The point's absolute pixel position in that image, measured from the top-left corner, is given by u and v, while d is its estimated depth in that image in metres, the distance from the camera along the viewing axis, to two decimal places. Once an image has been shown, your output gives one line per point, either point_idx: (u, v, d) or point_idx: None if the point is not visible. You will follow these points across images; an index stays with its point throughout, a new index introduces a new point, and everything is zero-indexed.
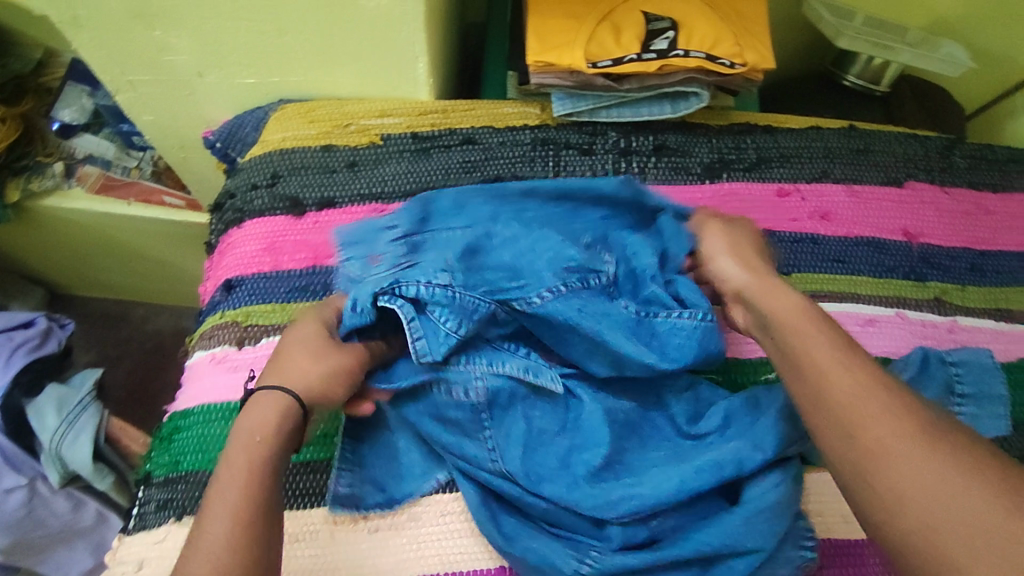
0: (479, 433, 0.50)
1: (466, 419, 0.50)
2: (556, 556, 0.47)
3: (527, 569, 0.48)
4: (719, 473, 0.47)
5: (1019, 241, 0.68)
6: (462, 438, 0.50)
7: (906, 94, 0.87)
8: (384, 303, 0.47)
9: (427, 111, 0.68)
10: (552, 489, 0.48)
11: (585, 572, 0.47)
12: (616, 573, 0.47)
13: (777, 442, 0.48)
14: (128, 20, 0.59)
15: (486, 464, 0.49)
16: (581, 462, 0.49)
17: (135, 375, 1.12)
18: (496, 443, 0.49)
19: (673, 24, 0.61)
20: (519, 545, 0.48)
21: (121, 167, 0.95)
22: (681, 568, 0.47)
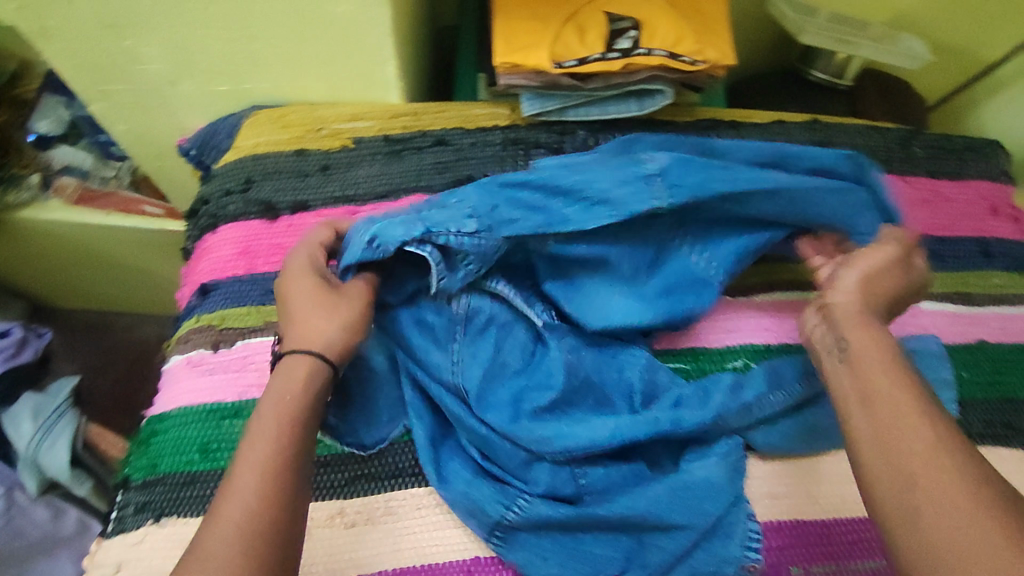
0: (448, 347, 0.55)
1: (443, 330, 0.55)
2: (486, 502, 0.51)
3: (456, 507, 0.52)
4: (653, 427, 0.53)
5: (975, 227, 0.71)
6: (434, 346, 0.55)
7: (869, 87, 0.90)
8: (412, 250, 0.50)
9: (398, 114, 0.69)
10: (497, 414, 0.53)
11: (511, 518, 0.50)
12: (540, 522, 0.51)
13: (714, 412, 0.54)
14: (98, 30, 0.59)
15: (446, 379, 0.54)
16: (530, 400, 0.54)
17: (120, 384, 1.12)
18: (461, 360, 0.54)
19: (636, 24, 0.63)
20: (455, 488, 0.52)
21: (98, 178, 0.94)
22: (605, 528, 0.51)
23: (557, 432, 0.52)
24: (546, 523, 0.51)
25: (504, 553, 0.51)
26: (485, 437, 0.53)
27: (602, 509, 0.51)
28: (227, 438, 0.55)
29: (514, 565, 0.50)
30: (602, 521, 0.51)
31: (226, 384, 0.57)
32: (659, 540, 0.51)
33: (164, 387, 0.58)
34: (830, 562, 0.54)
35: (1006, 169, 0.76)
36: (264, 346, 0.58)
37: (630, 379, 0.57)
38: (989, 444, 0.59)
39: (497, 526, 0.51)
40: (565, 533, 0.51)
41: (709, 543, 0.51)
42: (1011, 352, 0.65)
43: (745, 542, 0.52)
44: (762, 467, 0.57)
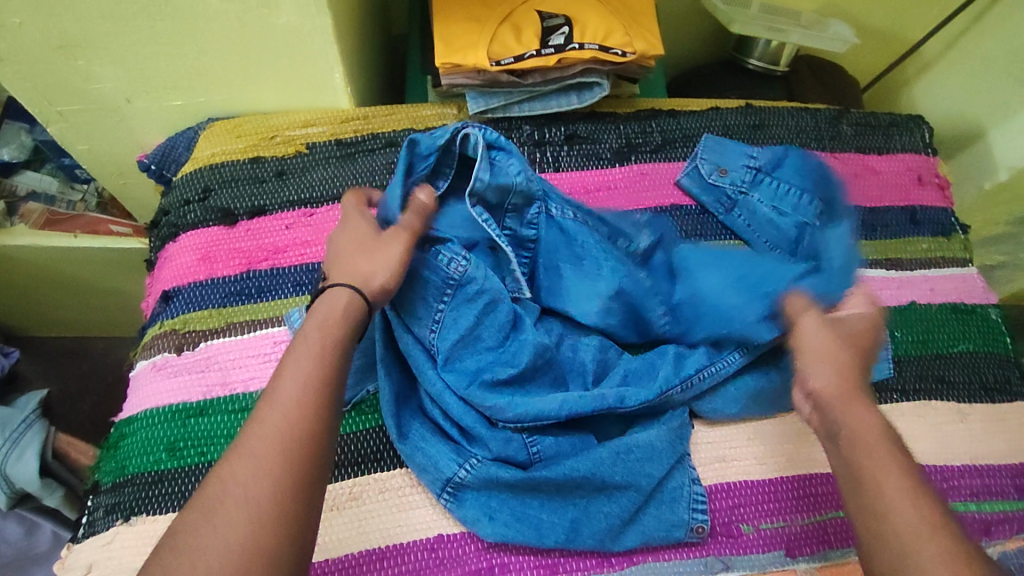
0: (432, 308, 0.56)
1: (433, 291, 0.56)
2: (440, 459, 0.54)
3: (412, 465, 0.55)
4: (602, 402, 0.56)
5: (903, 197, 0.76)
6: (425, 303, 0.56)
7: (804, 71, 0.95)
8: (469, 131, 0.59)
9: (350, 119, 0.72)
10: (461, 375, 0.56)
11: (462, 475, 0.53)
12: (488, 481, 0.53)
13: (661, 387, 0.58)
14: (50, 52, 0.61)
15: (425, 336, 0.57)
16: (492, 372, 0.56)
17: (99, 408, 1.12)
18: (443, 323, 0.56)
19: (567, 20, 0.66)
20: (411, 444, 0.55)
21: (65, 202, 0.96)
22: (550, 489, 0.54)
23: (519, 403, 0.55)
24: (493, 482, 0.53)
25: (453, 508, 0.53)
26: (445, 398, 0.55)
27: (549, 474, 0.53)
28: (194, 436, 0.56)
29: (460, 520, 0.53)
30: (550, 483, 0.53)
31: (191, 385, 0.58)
32: (604, 504, 0.54)
33: (131, 393, 0.60)
34: (778, 518, 0.57)
35: (930, 142, 0.81)
36: (226, 346, 0.60)
37: (584, 360, 0.59)
38: (923, 398, 0.63)
39: (448, 483, 0.54)
40: (513, 496, 0.54)
41: (655, 507, 0.55)
42: (940, 312, 0.69)
43: (691, 505, 0.55)
44: (709, 432, 0.60)
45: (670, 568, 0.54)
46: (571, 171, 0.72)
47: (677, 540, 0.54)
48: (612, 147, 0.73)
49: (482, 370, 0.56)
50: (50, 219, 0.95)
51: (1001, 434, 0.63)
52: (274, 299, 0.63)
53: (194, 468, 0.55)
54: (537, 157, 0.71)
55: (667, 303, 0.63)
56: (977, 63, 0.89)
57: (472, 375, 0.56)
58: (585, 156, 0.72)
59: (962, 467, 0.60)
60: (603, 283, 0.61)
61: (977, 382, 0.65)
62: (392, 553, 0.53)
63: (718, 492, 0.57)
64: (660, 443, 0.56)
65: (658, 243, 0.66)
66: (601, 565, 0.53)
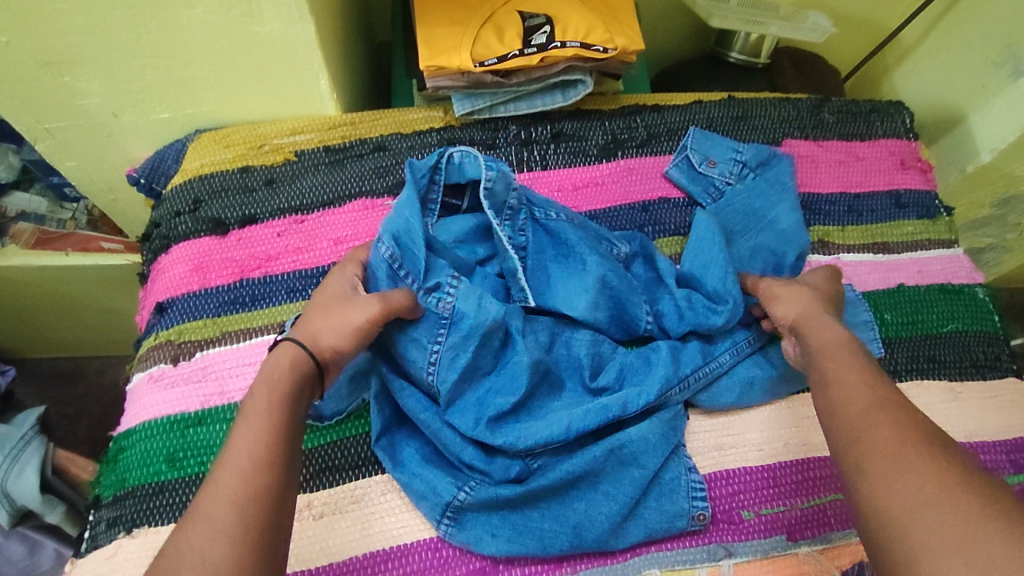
0: (429, 348, 0.55)
1: (426, 332, 0.56)
2: (438, 485, 0.54)
3: (412, 494, 0.54)
4: (605, 413, 0.56)
5: (886, 181, 0.77)
6: (419, 340, 0.55)
7: (786, 62, 0.96)
8: (457, 149, 0.62)
9: (336, 125, 0.73)
10: (465, 417, 0.55)
11: (462, 498, 0.53)
12: (489, 502, 0.53)
13: (659, 388, 0.58)
14: (35, 68, 0.61)
15: (421, 378, 0.56)
16: (494, 404, 0.56)
17: (97, 428, 1.11)
18: (438, 364, 0.55)
19: (548, 19, 0.67)
20: (408, 470, 0.55)
21: (56, 220, 0.96)
22: (549, 496, 0.54)
23: (522, 435, 0.55)
24: (496, 503, 0.53)
25: (454, 533, 0.53)
26: (445, 437, 0.55)
27: (547, 482, 0.53)
28: (193, 446, 0.57)
29: (462, 543, 0.53)
30: (546, 490, 0.54)
31: (188, 395, 0.59)
32: (602, 502, 0.54)
33: (128, 406, 0.60)
34: (778, 502, 0.57)
35: (911, 127, 0.82)
36: (222, 356, 0.60)
37: (578, 355, 0.61)
38: (914, 377, 0.64)
39: (447, 507, 0.53)
40: (511, 510, 0.54)
41: (655, 499, 0.55)
42: (929, 292, 0.69)
43: (690, 494, 0.56)
44: (706, 421, 0.60)
45: (673, 557, 0.54)
46: (559, 169, 0.72)
47: (680, 529, 0.55)
48: (598, 143, 0.74)
49: (484, 407, 0.56)
50: (42, 238, 0.94)
51: (994, 410, 0.64)
52: (268, 307, 0.63)
53: (194, 477, 0.55)
54: (525, 156, 0.72)
55: (651, 305, 0.64)
56: (955, 47, 0.90)
57: (471, 409, 0.56)
58: (571, 153, 0.73)
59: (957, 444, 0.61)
60: (588, 276, 0.62)
61: (967, 360, 0.66)
62: (397, 553, 0.53)
63: (716, 480, 0.58)
64: (654, 435, 0.56)
65: (639, 254, 0.68)
66: (603, 560, 0.54)
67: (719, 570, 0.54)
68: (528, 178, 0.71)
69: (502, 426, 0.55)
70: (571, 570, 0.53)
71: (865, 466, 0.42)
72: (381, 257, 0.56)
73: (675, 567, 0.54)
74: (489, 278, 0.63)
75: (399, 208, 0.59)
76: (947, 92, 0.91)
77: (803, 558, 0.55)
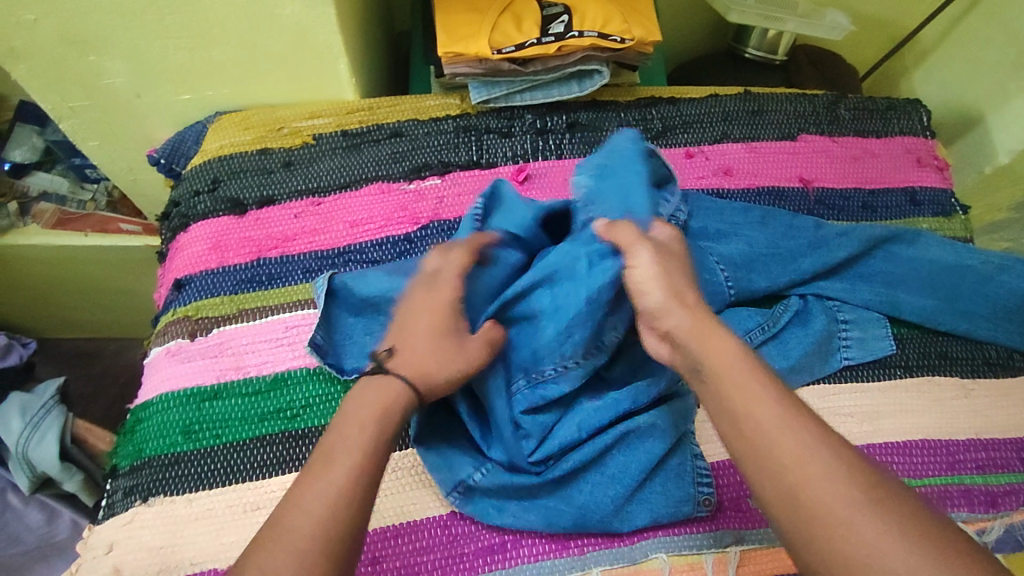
0: (561, 356, 0.56)
1: (572, 349, 0.56)
2: (458, 463, 0.55)
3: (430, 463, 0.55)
4: (616, 407, 0.56)
5: (902, 178, 0.77)
6: (550, 352, 0.56)
7: (803, 59, 0.96)
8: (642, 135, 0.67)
9: (354, 109, 0.74)
10: (536, 424, 0.55)
11: (477, 478, 0.54)
12: (497, 488, 0.54)
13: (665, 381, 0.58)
14: (62, 47, 0.63)
15: (541, 373, 0.56)
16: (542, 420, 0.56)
17: (112, 410, 1.13)
18: (555, 372, 0.56)
19: (566, 9, 0.68)
20: (432, 446, 0.56)
21: (76, 201, 0.98)
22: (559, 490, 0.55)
23: (552, 449, 0.54)
24: (506, 488, 0.54)
25: (462, 505, 0.54)
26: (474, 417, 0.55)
27: (560, 472, 0.54)
28: (209, 419, 0.58)
29: (470, 514, 0.54)
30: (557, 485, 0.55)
31: (205, 369, 0.60)
32: (608, 484, 0.54)
33: (146, 379, 0.61)
34: None
35: (929, 125, 0.82)
36: (239, 332, 0.62)
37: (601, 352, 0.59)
38: (926, 373, 0.64)
39: (461, 483, 0.54)
40: (524, 496, 0.55)
41: (659, 483, 0.55)
42: None
43: (694, 480, 0.56)
44: None
45: (679, 543, 0.54)
46: (573, 159, 0.73)
47: (684, 515, 0.55)
48: (613, 134, 0.74)
49: (526, 417, 0.56)
50: (62, 219, 0.96)
51: (1006, 408, 0.64)
52: (284, 287, 0.64)
53: (210, 449, 0.56)
54: (540, 145, 0.73)
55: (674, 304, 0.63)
56: (975, 48, 0.90)
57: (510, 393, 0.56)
58: (587, 143, 0.73)
59: (968, 440, 0.61)
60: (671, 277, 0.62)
61: (980, 357, 0.66)
62: (407, 529, 0.54)
63: (722, 469, 0.58)
64: (664, 423, 0.56)
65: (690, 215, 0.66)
66: (612, 541, 0.54)
67: (726, 557, 0.54)
68: (543, 166, 0.72)
69: (536, 436, 0.55)
70: (579, 550, 0.54)
71: (763, 478, 0.41)
72: (605, 276, 0.55)
73: (683, 552, 0.54)
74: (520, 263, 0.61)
75: (627, 198, 0.61)
76: (966, 92, 0.91)
77: None
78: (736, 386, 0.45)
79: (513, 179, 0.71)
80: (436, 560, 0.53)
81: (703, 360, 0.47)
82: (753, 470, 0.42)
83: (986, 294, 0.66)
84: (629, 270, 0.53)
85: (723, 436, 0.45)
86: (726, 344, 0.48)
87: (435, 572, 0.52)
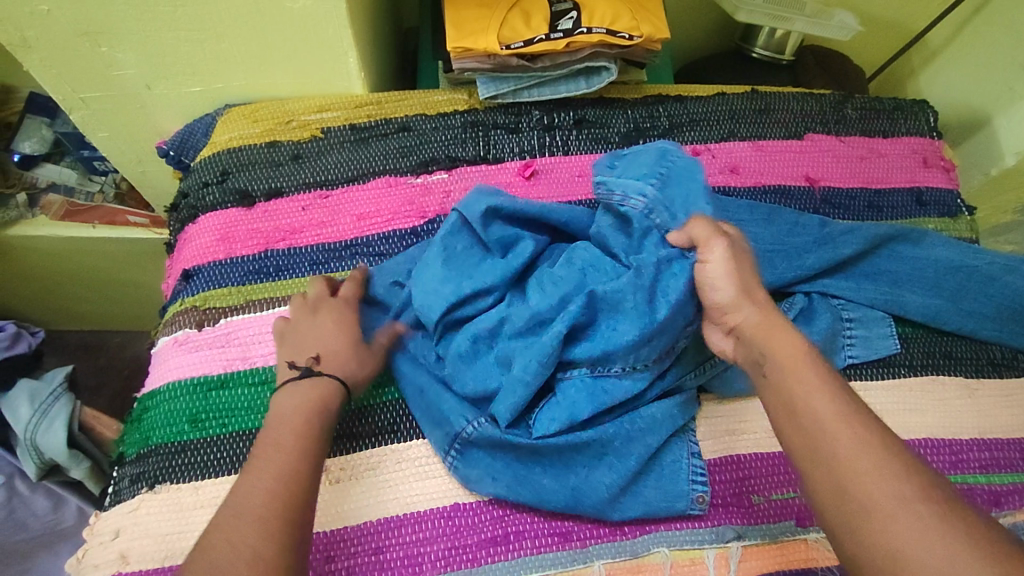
0: (633, 359, 0.56)
1: (647, 352, 0.55)
2: (453, 414, 0.55)
3: (429, 417, 0.56)
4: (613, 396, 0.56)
5: (908, 179, 0.77)
6: (626, 352, 0.55)
7: (810, 59, 0.96)
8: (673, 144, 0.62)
9: (363, 103, 0.74)
10: (550, 421, 0.55)
11: (470, 431, 0.55)
12: (487, 444, 0.55)
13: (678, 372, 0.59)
14: (75, 38, 0.63)
15: (611, 373, 0.56)
16: (553, 419, 0.55)
17: (117, 402, 1.14)
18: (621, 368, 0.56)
19: (575, 6, 0.68)
20: (428, 398, 0.57)
21: (85, 193, 0.98)
22: (546, 461, 0.55)
23: (545, 432, 0.54)
24: (496, 444, 0.54)
25: (458, 465, 0.55)
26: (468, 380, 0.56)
27: (556, 442, 0.54)
28: (216, 409, 0.58)
29: (462, 476, 0.55)
30: (551, 447, 0.54)
31: (212, 359, 0.60)
32: (604, 473, 0.54)
33: (153, 368, 0.62)
34: (789, 488, 0.57)
35: (935, 126, 0.82)
36: (246, 323, 0.62)
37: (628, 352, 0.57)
38: (930, 373, 0.64)
39: (456, 438, 0.55)
40: (519, 460, 0.55)
41: (657, 478, 0.56)
42: None
43: (690, 476, 0.56)
44: (719, 407, 0.61)
45: (680, 537, 0.55)
46: (580, 155, 0.73)
47: (681, 511, 0.55)
48: (620, 131, 0.75)
49: (565, 390, 0.56)
50: (70, 210, 0.97)
51: (1010, 409, 0.64)
52: (292, 279, 0.65)
53: (216, 438, 0.57)
54: (547, 141, 0.73)
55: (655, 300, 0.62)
56: (983, 49, 0.90)
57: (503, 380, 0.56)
58: (593, 140, 0.74)
59: (972, 440, 0.61)
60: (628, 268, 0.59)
61: (984, 358, 0.66)
62: (410, 520, 0.54)
63: (724, 465, 0.58)
64: (664, 416, 0.57)
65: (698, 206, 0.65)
66: (612, 534, 0.55)
67: (728, 552, 0.54)
68: (549, 162, 0.72)
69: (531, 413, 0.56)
70: (579, 543, 0.54)
71: (807, 469, 0.42)
72: (681, 280, 0.54)
73: (684, 546, 0.54)
74: (516, 264, 0.60)
75: (691, 203, 0.58)
76: (973, 94, 0.91)
77: (812, 545, 0.55)
78: (797, 378, 0.45)
79: (519, 175, 0.71)
80: (439, 550, 0.53)
81: (768, 354, 0.48)
82: (803, 462, 0.42)
83: (989, 294, 0.66)
84: (703, 265, 0.54)
85: (778, 427, 0.45)
86: (793, 341, 0.48)
87: (438, 562, 0.52)
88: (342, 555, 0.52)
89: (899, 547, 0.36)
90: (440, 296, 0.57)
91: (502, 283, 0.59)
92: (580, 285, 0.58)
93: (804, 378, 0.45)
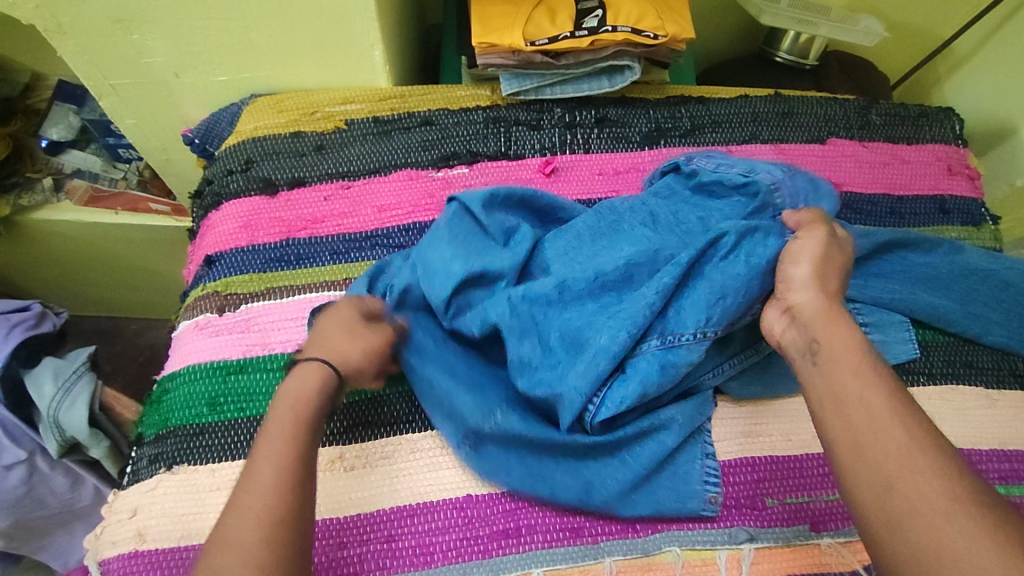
0: (699, 324, 0.54)
1: (715, 309, 0.54)
2: (471, 421, 0.54)
3: (445, 422, 0.56)
4: (673, 375, 0.54)
5: (932, 186, 0.76)
6: (685, 314, 0.55)
7: (834, 65, 0.96)
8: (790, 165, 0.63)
9: (387, 97, 0.75)
10: (615, 399, 0.53)
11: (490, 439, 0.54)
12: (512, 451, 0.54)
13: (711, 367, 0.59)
14: (108, 25, 0.64)
15: (679, 341, 0.54)
16: (620, 394, 0.53)
17: (132, 387, 1.15)
18: (691, 339, 0.54)
19: (601, 4, 0.68)
20: (445, 403, 0.55)
21: (109, 179, 1.00)
22: (561, 463, 0.55)
23: (611, 409, 0.53)
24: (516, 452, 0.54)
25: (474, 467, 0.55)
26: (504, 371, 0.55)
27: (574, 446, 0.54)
28: (233, 392, 0.59)
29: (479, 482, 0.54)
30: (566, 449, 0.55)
31: (231, 344, 0.61)
32: (616, 469, 0.55)
33: (173, 351, 0.63)
34: (803, 493, 0.57)
35: (961, 133, 0.81)
36: (267, 309, 0.63)
37: (688, 323, 0.54)
38: (950, 382, 0.63)
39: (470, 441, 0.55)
40: (537, 467, 0.55)
41: (670, 478, 0.56)
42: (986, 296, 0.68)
43: (704, 478, 0.56)
44: (734, 409, 0.61)
45: (692, 537, 0.54)
46: (601, 153, 0.73)
47: (695, 512, 0.55)
48: (642, 131, 0.75)
49: (636, 364, 0.54)
50: (94, 197, 0.98)
51: None
52: (314, 266, 0.65)
53: (234, 421, 0.57)
54: (568, 139, 0.73)
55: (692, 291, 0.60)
56: (1012, 59, 0.89)
57: (572, 349, 0.55)
58: (614, 138, 0.74)
59: (991, 451, 0.60)
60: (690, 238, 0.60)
61: (1005, 368, 0.65)
62: (422, 509, 0.54)
63: (738, 466, 0.58)
64: (682, 417, 0.57)
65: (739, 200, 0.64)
66: (624, 531, 0.54)
67: (740, 554, 0.54)
68: (570, 160, 0.72)
69: (599, 394, 0.54)
70: (591, 538, 0.54)
71: (844, 469, 0.41)
72: (770, 249, 0.55)
73: (696, 546, 0.54)
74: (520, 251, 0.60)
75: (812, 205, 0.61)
76: (1001, 104, 0.90)
77: (825, 549, 0.54)
78: (845, 373, 0.45)
79: (540, 172, 0.71)
80: (451, 540, 0.53)
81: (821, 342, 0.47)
82: (840, 457, 0.42)
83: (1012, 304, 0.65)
84: (794, 243, 0.55)
85: (819, 420, 0.45)
86: (832, 337, 0.47)
87: (449, 552, 0.53)
88: (354, 542, 0.52)
89: (933, 549, 0.36)
90: (448, 275, 0.57)
91: (511, 270, 0.59)
92: (657, 255, 0.58)
93: (847, 379, 0.44)
